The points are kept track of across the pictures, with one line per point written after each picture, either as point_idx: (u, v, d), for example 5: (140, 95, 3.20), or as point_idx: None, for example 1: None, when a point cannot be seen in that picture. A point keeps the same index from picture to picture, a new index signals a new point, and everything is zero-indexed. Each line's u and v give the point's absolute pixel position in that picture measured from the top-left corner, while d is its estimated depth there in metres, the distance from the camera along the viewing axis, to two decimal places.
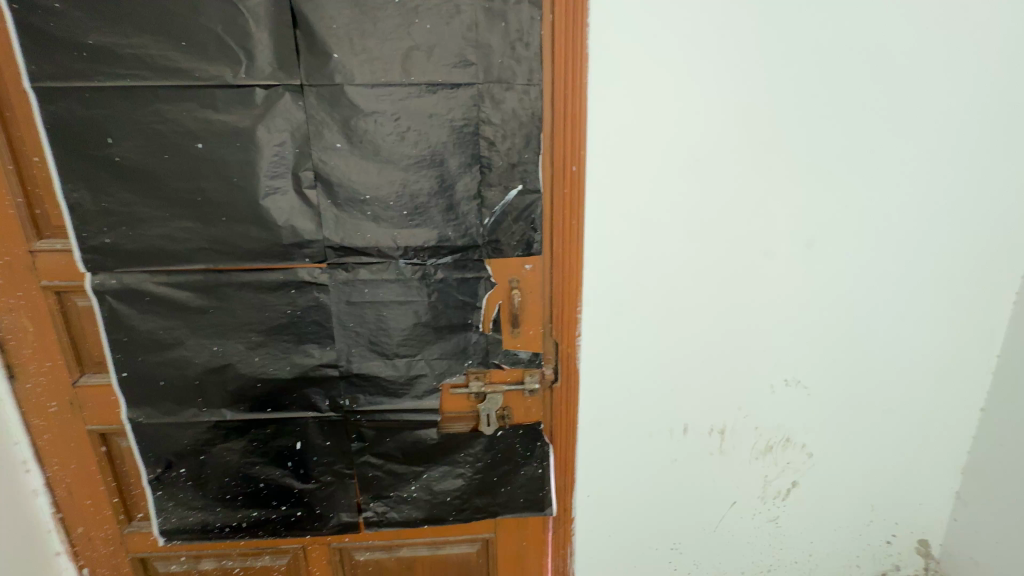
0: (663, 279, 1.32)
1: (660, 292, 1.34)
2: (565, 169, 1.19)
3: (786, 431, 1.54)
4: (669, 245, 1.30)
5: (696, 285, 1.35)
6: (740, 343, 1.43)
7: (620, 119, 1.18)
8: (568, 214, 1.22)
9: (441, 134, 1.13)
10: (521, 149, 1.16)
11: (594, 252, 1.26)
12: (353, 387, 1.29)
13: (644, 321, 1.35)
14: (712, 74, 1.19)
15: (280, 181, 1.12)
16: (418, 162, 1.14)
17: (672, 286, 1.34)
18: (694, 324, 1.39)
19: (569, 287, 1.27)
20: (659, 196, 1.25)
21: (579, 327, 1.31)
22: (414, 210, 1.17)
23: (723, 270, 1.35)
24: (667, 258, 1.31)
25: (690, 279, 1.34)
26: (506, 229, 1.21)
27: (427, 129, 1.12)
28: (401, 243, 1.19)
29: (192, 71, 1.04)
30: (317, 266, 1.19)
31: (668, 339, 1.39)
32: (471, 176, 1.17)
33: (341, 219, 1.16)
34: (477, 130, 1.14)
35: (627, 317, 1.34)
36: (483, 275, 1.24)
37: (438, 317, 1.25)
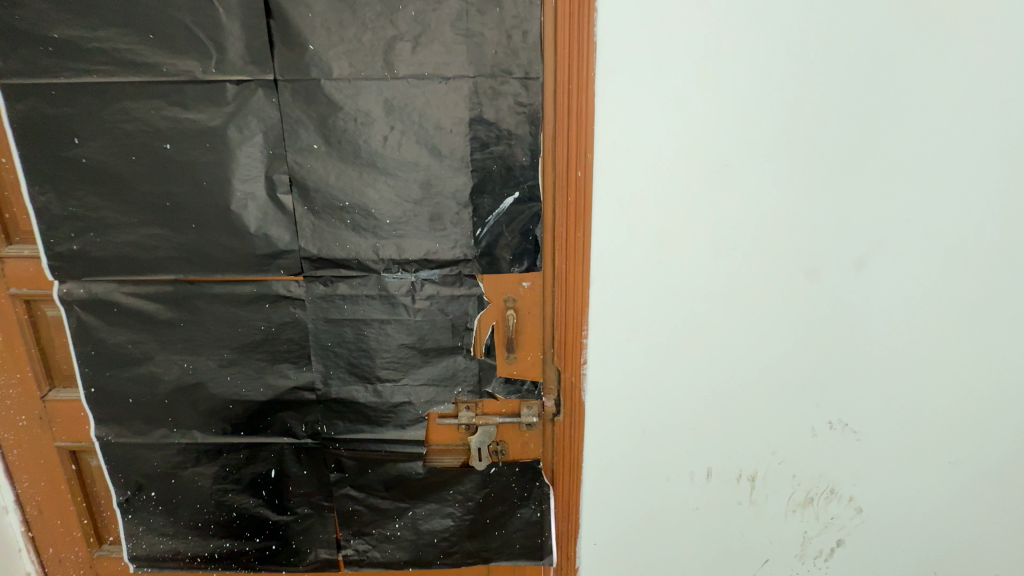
0: (686, 301, 1.15)
1: (681, 317, 1.16)
2: (570, 174, 1.04)
3: (830, 481, 1.32)
4: (689, 263, 1.13)
5: (724, 311, 1.17)
6: (776, 376, 1.23)
7: (634, 117, 1.02)
8: (572, 225, 1.07)
9: (428, 132, 1.01)
10: (519, 152, 1.03)
11: (603, 268, 1.10)
12: (331, 412, 1.17)
13: (662, 348, 1.18)
14: (742, 67, 1.02)
15: (253, 185, 1.03)
16: (402, 165, 1.02)
17: (695, 310, 1.16)
18: (721, 354, 1.20)
19: (571, 311, 1.11)
20: (680, 209, 1.09)
21: (584, 355, 1.15)
22: (398, 219, 1.05)
23: (757, 293, 1.16)
24: (689, 278, 1.14)
25: (719, 303, 1.16)
26: (501, 241, 1.08)
27: (412, 128, 1.01)
28: (383, 255, 1.07)
29: (160, 66, 0.96)
30: (293, 279, 1.09)
31: (691, 370, 1.21)
32: (462, 180, 1.04)
33: (319, 227, 1.05)
34: (468, 129, 1.01)
35: (641, 342, 1.17)
36: (476, 293, 1.10)
37: (424, 339, 1.12)
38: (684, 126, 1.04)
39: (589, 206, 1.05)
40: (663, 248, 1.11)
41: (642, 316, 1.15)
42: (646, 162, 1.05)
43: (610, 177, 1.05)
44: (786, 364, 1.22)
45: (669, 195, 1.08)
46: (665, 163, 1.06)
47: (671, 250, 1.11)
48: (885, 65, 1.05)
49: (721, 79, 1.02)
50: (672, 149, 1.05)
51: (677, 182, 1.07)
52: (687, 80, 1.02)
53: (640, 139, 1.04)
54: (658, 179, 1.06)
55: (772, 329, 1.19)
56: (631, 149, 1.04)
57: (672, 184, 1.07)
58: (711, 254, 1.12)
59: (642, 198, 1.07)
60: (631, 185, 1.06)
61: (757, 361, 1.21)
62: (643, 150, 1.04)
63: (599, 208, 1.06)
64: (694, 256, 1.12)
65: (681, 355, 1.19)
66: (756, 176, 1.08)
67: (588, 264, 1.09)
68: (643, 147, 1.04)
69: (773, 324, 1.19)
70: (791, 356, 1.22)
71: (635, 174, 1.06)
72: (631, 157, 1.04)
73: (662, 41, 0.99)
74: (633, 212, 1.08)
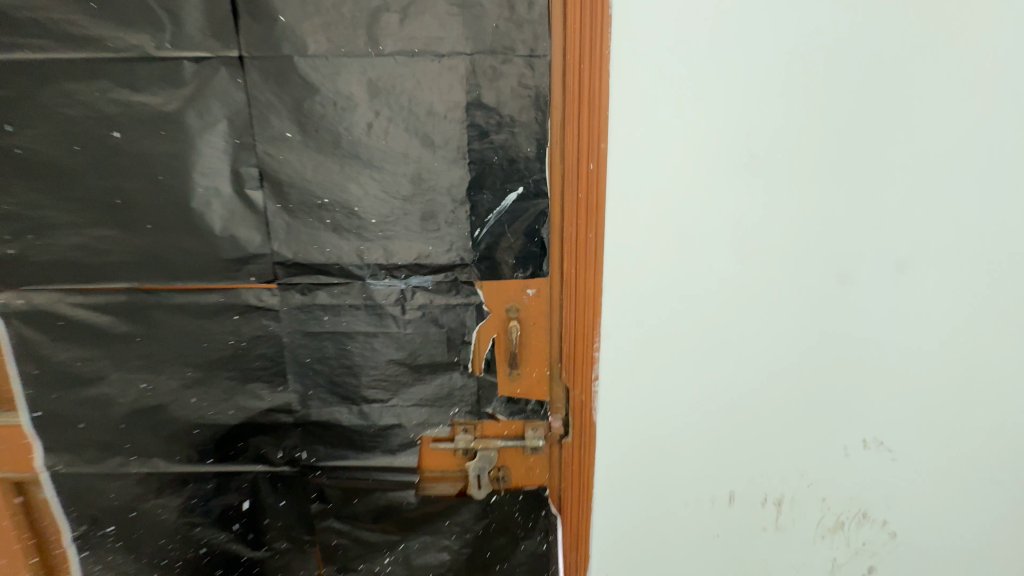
0: (707, 309, 1.03)
1: (702, 327, 1.04)
2: (581, 167, 0.90)
3: (863, 504, 1.21)
4: (710, 267, 1.00)
5: (750, 319, 1.05)
6: (805, 391, 1.11)
7: (652, 101, 0.88)
8: (583, 224, 0.93)
9: (419, 119, 0.88)
10: (523, 142, 0.91)
11: (617, 274, 0.97)
12: (311, 437, 1.03)
13: (680, 361, 1.06)
14: (773, 44, 0.89)
15: (216, 179, 0.89)
16: (389, 157, 0.89)
17: (718, 319, 1.04)
18: (747, 367, 1.08)
19: (582, 321, 0.98)
20: (699, 207, 0.96)
21: (596, 370, 1.02)
22: (386, 218, 0.92)
23: (787, 299, 1.04)
24: (709, 285, 1.01)
25: (744, 310, 1.04)
26: (504, 242, 0.95)
27: (400, 114, 0.87)
28: (369, 260, 0.94)
29: (105, 40, 0.83)
30: (265, 286, 0.95)
31: (713, 385, 1.09)
32: (457, 173, 0.91)
33: (294, 228, 0.92)
34: (464, 115, 0.88)
35: (659, 355, 1.05)
36: (474, 301, 0.97)
37: (415, 354, 0.99)
38: (710, 111, 0.91)
39: (603, 203, 0.92)
40: (681, 251, 0.98)
41: (658, 326, 1.03)
42: (660, 155, 0.91)
43: (627, 170, 0.91)
44: (817, 377, 1.11)
45: (688, 192, 0.95)
46: (682, 156, 0.92)
47: (689, 253, 0.99)
48: (939, 41, 0.91)
49: (751, 58, 0.89)
50: (690, 139, 0.92)
51: (696, 177, 0.94)
52: (713, 58, 0.88)
53: (654, 128, 0.90)
54: (676, 173, 0.93)
55: (802, 339, 1.08)
56: (646, 138, 0.90)
57: (690, 179, 0.94)
58: (735, 257, 1.00)
59: (656, 196, 0.94)
60: (643, 182, 0.93)
61: (785, 374, 1.10)
62: (657, 140, 0.91)
63: (614, 205, 0.93)
64: (717, 259, 1.00)
65: (702, 368, 1.07)
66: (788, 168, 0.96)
67: (602, 269, 0.95)
68: (656, 139, 0.91)
69: (803, 334, 1.07)
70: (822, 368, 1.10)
71: (649, 168, 0.92)
72: (643, 149, 0.91)
73: (686, 11, 0.85)
74: (648, 210, 0.95)
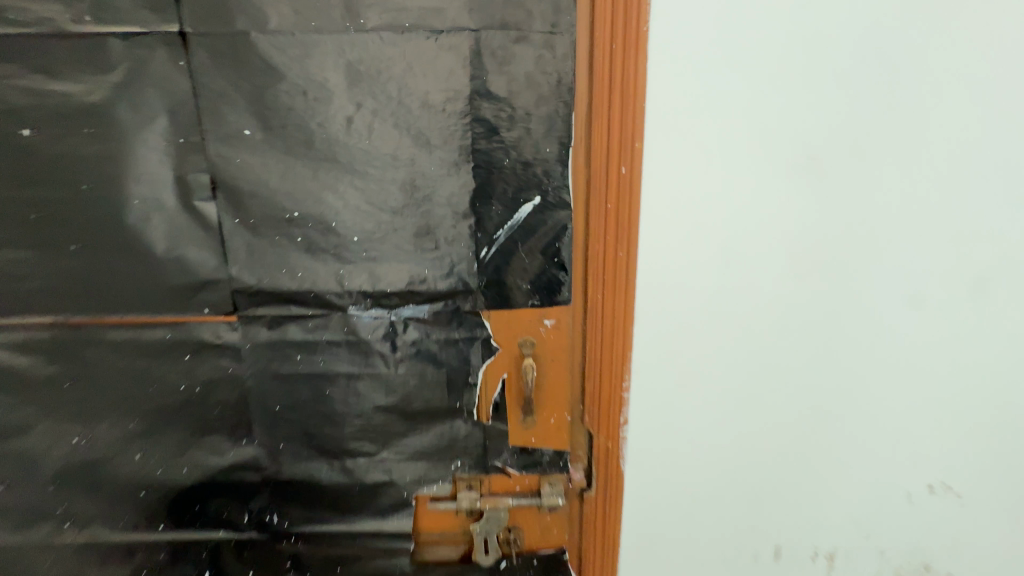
0: (755, 348, 0.82)
1: (749, 367, 0.83)
2: (611, 172, 0.71)
3: (922, 555, 0.96)
4: (761, 298, 0.79)
5: (808, 357, 0.84)
6: (870, 440, 0.90)
7: (695, 88, 0.68)
8: (612, 246, 0.74)
9: (411, 112, 0.70)
10: (542, 140, 0.72)
11: (649, 309, 0.77)
12: (284, 497, 0.86)
13: (720, 408, 0.86)
14: (852, 9, 0.68)
15: (157, 188, 0.71)
16: (372, 160, 0.71)
17: (769, 359, 0.83)
18: (802, 413, 0.88)
19: (608, 364, 0.80)
20: (750, 224, 0.75)
21: (623, 425, 0.83)
22: (371, 236, 0.74)
23: (855, 334, 0.83)
24: (759, 319, 0.80)
25: (800, 347, 0.84)
26: (517, 264, 0.77)
27: (387, 106, 0.70)
28: (350, 286, 0.76)
29: (10, 12, 0.65)
30: (223, 320, 0.77)
31: (759, 435, 0.89)
32: (458, 180, 0.73)
33: (256, 248, 0.74)
34: (468, 107, 0.70)
35: (695, 403, 0.84)
36: (480, 335, 0.79)
37: (409, 399, 0.81)
38: (764, 95, 0.69)
39: (636, 221, 0.72)
40: (726, 278, 0.77)
41: (697, 370, 0.82)
42: (702, 158, 0.71)
43: (664, 178, 0.71)
44: (888, 427, 0.89)
45: (737, 205, 0.73)
46: (728, 159, 0.71)
47: (735, 281, 0.77)
48: None
49: (824, 28, 0.68)
50: (740, 138, 0.70)
51: (748, 185, 0.73)
52: (769, 24, 0.67)
53: (694, 123, 0.69)
54: (723, 180, 0.72)
55: (872, 383, 0.87)
56: (685, 137, 0.69)
57: (740, 189, 0.73)
58: (792, 284, 0.79)
59: (696, 211, 0.73)
60: (680, 193, 0.72)
61: (849, 420, 0.89)
62: (700, 139, 0.70)
63: (650, 223, 0.73)
64: (770, 286, 0.79)
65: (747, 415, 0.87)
66: (866, 172, 0.74)
67: (633, 304, 0.76)
68: (696, 137, 0.70)
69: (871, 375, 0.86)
70: (898, 417, 0.88)
71: (690, 176, 0.71)
72: (680, 151, 0.70)
73: None
74: (687, 229, 0.74)
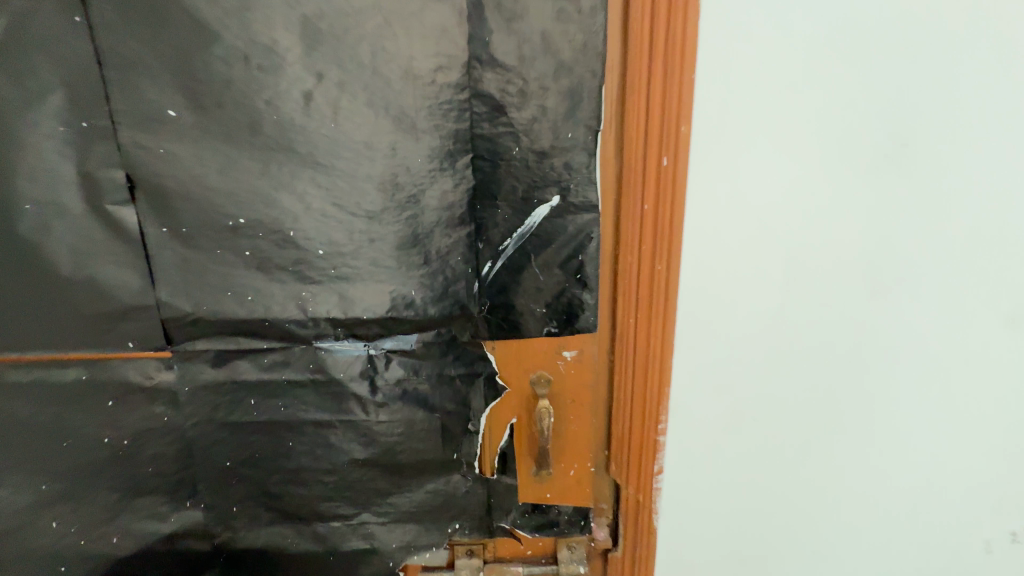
0: (825, 390, 0.64)
1: (809, 411, 0.65)
2: (648, 161, 0.55)
3: None
4: (833, 326, 0.61)
5: (891, 400, 0.64)
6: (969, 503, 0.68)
7: (754, 57, 0.52)
8: (649, 260, 0.58)
9: (390, 84, 0.53)
10: (562, 122, 0.55)
11: (692, 336, 0.61)
12: (241, 568, 0.69)
13: (781, 467, 0.67)
14: None
15: (55, 186, 0.54)
16: (338, 149, 0.54)
17: (842, 402, 0.64)
18: (893, 477, 0.67)
19: (640, 404, 0.64)
20: (820, 231, 0.58)
21: (658, 478, 0.66)
22: (340, 249, 0.57)
23: (955, 371, 0.63)
24: (831, 354, 0.62)
25: (888, 391, 0.64)
26: (529, 283, 0.60)
27: (357, 75, 0.52)
28: (315, 313, 0.59)
29: None
30: (153, 356, 0.60)
31: (834, 503, 0.69)
32: (451, 175, 0.56)
33: (191, 266, 0.57)
34: (464, 79, 0.53)
35: (738, 451, 0.66)
36: (483, 371, 0.63)
37: (394, 451, 0.65)
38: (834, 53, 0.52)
39: (679, 227, 0.56)
40: (787, 301, 0.60)
41: (748, 416, 0.65)
42: (761, 148, 0.54)
43: (712, 173, 0.55)
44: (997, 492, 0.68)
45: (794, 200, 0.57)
46: (791, 149, 0.55)
47: (798, 304, 0.60)
48: None
49: None
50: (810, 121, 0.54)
51: (818, 183, 0.56)
52: None
53: (751, 103, 0.53)
54: (775, 168, 0.55)
55: (987, 440, 0.66)
56: (740, 120, 0.53)
57: (808, 187, 0.56)
58: (876, 309, 0.61)
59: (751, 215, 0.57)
60: (730, 194, 0.56)
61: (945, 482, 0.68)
62: (758, 124, 0.54)
63: (695, 229, 0.57)
64: (846, 312, 0.61)
65: (813, 474, 0.67)
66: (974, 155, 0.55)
67: (672, 331, 0.60)
68: (753, 121, 0.53)
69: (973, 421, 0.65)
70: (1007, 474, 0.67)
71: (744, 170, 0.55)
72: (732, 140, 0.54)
73: None
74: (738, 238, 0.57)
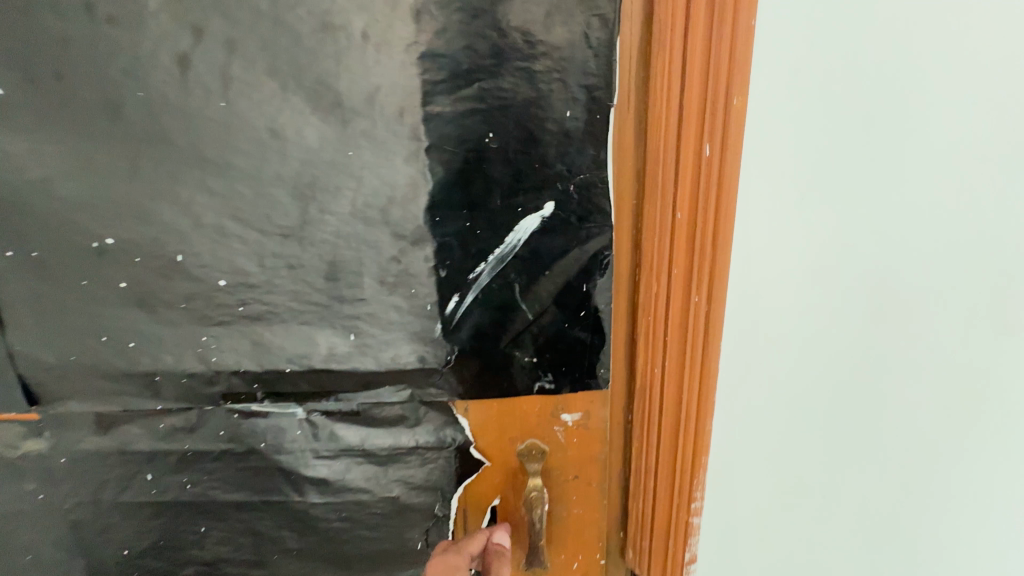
0: (906, 487, 0.46)
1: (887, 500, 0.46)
2: (681, 150, 0.36)
3: None
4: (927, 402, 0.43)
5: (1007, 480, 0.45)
6: None
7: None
8: (681, 291, 0.39)
9: (301, 38, 0.35)
10: (557, 94, 0.37)
11: (734, 401, 0.43)
12: None
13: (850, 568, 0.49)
14: None
15: None
16: (233, 140, 0.38)
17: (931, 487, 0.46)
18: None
19: (665, 488, 0.45)
20: (913, 260, 0.39)
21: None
22: (249, 280, 0.41)
23: None
24: (921, 433, 0.44)
25: (996, 488, 0.46)
26: (514, 325, 0.43)
27: (251, 27, 0.35)
28: (221, 365, 0.43)
29: None
30: (13, 420, 0.45)
31: None
32: (395, 175, 0.38)
33: (49, 303, 0.42)
34: (409, 30, 0.35)
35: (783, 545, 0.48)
36: (455, 440, 0.46)
37: (338, 540, 0.49)
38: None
39: (723, 247, 0.37)
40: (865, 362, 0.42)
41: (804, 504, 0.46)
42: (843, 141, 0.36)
43: (774, 175, 0.37)
44: None
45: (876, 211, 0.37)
46: (889, 148, 0.36)
47: (880, 369, 0.42)
48: None
49: None
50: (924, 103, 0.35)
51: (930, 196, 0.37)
52: None
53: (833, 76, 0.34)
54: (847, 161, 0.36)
55: None
56: (817, 100, 0.35)
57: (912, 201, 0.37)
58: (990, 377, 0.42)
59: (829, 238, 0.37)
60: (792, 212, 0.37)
61: None
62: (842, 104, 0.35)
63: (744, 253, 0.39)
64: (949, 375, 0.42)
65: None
66: None
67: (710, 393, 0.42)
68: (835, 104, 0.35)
69: None
70: None
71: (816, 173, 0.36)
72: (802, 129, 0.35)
73: None
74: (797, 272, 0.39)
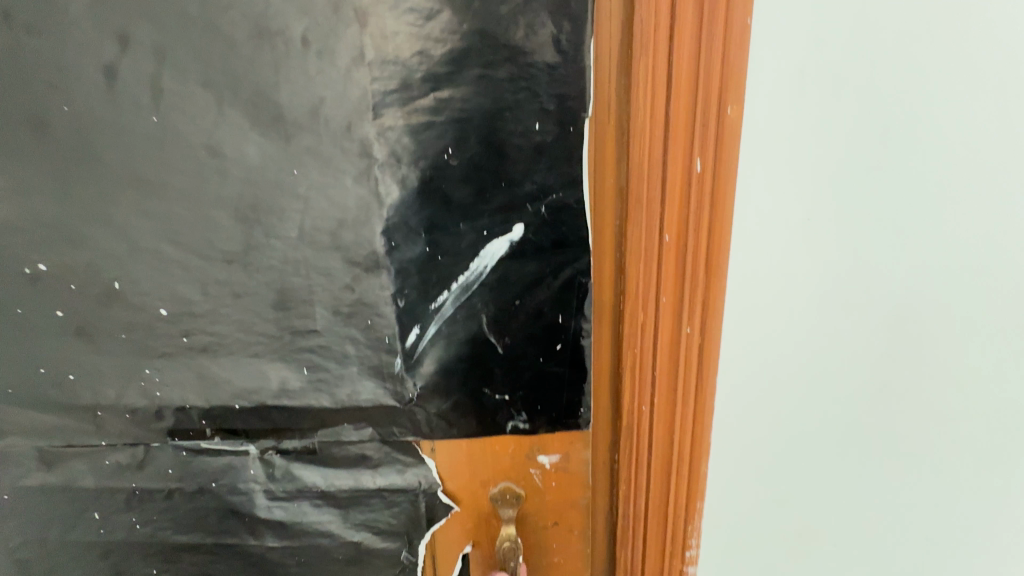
0: None
1: None
2: (669, 164, 0.30)
3: None
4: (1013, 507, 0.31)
5: None
6: None
7: None
8: (669, 323, 0.33)
9: (235, 46, 0.32)
10: (524, 105, 0.33)
11: (734, 464, 0.36)
12: None
13: None
14: None
15: None
16: (168, 158, 0.34)
17: None
18: None
19: (654, 548, 0.40)
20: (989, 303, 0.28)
21: None
22: (192, 309, 0.38)
23: None
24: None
25: None
26: (482, 359, 0.38)
27: (182, 34, 0.32)
28: (166, 399, 0.40)
29: None
30: None
31: None
32: (345, 196, 0.34)
33: None
34: (356, 36, 0.31)
35: None
36: (420, 482, 0.42)
37: None
38: None
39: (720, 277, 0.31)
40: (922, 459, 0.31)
41: None
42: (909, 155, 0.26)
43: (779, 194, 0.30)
44: None
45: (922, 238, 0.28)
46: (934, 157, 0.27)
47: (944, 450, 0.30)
48: None
49: None
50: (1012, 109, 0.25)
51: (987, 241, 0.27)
52: None
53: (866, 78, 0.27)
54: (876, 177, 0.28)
55: None
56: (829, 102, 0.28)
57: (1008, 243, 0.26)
58: None
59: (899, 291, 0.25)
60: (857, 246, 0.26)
61: None
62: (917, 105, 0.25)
63: (744, 288, 0.32)
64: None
65: None
66: None
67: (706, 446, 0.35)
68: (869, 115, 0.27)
69: None
70: None
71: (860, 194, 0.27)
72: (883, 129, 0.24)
73: None
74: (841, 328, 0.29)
